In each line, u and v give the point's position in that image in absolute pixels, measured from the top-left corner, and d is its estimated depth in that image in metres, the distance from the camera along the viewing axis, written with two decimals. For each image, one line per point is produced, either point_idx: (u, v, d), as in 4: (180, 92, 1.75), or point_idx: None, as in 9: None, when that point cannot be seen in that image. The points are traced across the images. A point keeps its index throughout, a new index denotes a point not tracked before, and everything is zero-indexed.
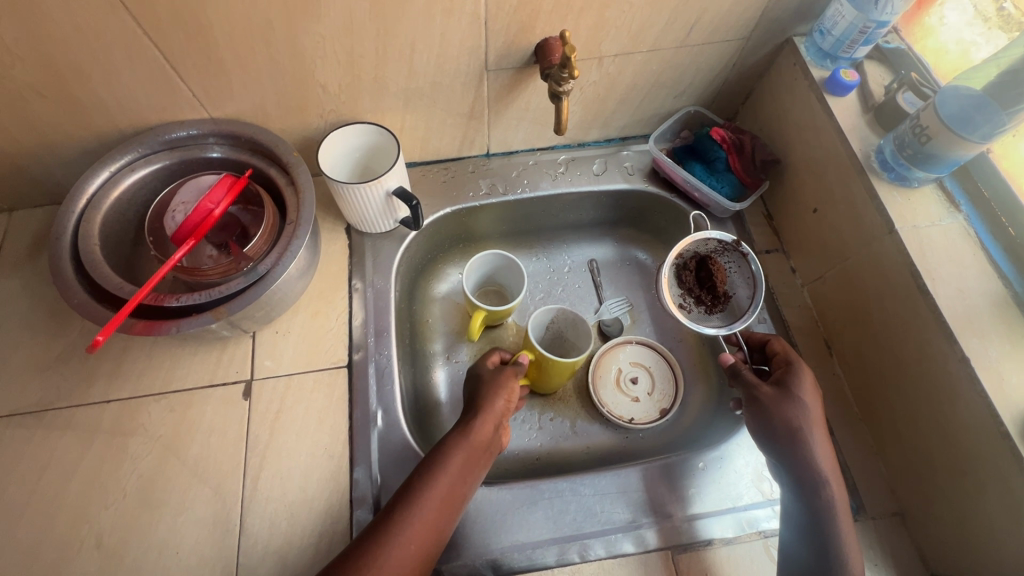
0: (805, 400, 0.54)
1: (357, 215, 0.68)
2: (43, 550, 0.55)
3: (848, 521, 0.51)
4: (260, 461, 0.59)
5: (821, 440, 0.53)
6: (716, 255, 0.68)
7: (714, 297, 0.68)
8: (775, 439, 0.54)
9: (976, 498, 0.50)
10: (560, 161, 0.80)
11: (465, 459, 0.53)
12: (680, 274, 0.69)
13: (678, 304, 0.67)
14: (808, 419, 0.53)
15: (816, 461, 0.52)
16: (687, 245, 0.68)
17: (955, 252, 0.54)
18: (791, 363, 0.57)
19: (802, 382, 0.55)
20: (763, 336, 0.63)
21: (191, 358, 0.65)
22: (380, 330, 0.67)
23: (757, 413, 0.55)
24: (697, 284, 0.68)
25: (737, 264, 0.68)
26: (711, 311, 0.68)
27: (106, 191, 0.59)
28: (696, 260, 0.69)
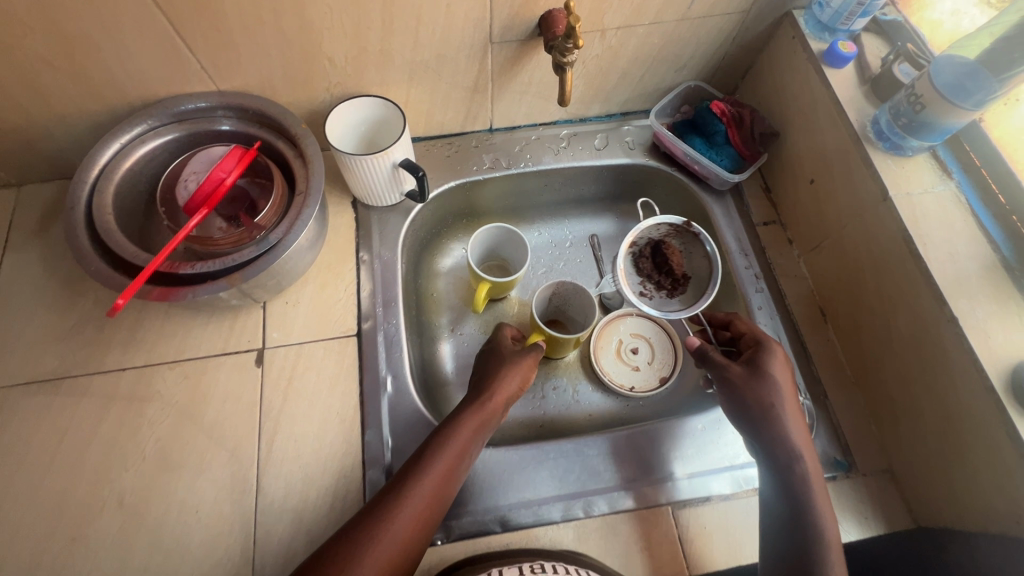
0: (773, 373, 0.56)
1: (363, 188, 0.70)
2: (67, 510, 0.57)
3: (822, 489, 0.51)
4: (275, 425, 0.61)
5: (793, 414, 0.55)
6: (669, 238, 0.72)
7: (674, 281, 0.71)
8: (746, 412, 0.55)
9: (963, 452, 0.53)
10: (563, 135, 0.81)
11: (475, 430, 0.56)
12: (638, 262, 0.72)
13: (638, 293, 0.71)
14: (780, 394, 0.55)
15: (789, 435, 0.54)
16: (640, 234, 0.72)
17: (946, 218, 0.56)
18: (760, 341, 0.59)
19: (768, 356, 0.57)
20: (726, 316, 0.65)
21: (204, 327, 0.66)
22: (388, 300, 0.69)
23: (729, 391, 0.57)
24: (655, 269, 0.72)
25: (690, 244, 0.71)
26: (673, 293, 0.71)
27: (118, 162, 0.60)
28: (651, 247, 0.72)
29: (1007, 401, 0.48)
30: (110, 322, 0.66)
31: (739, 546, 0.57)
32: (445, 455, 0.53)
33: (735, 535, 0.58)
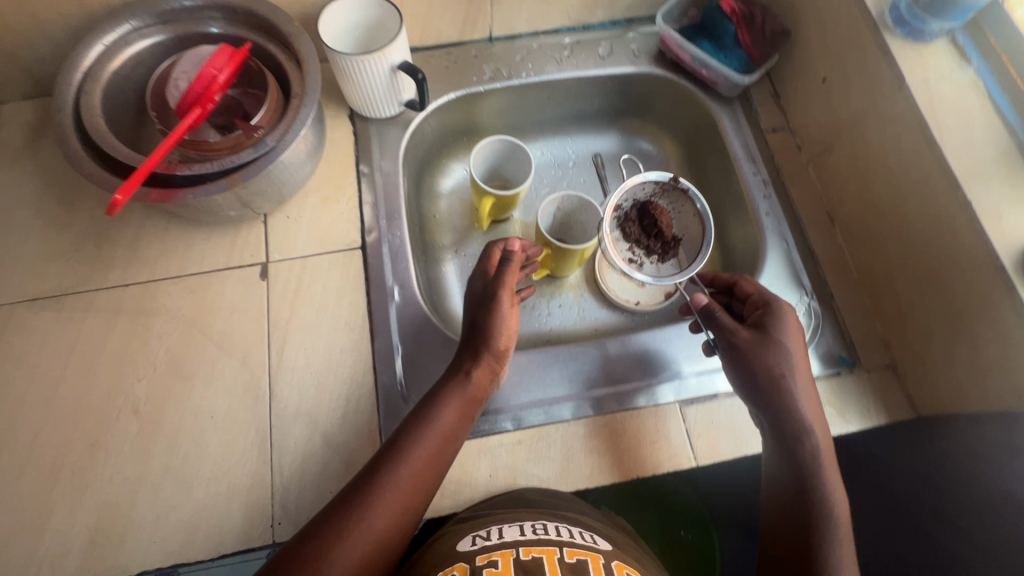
0: (785, 344, 0.53)
1: (361, 95, 0.67)
2: (83, 418, 0.58)
3: (832, 466, 0.50)
4: (283, 336, 0.61)
5: (803, 386, 0.52)
6: (655, 198, 0.66)
7: (664, 244, 0.66)
8: (754, 383, 0.53)
9: (971, 336, 0.54)
10: (565, 44, 0.78)
11: (458, 408, 0.52)
12: (624, 228, 0.65)
13: (630, 261, 0.64)
14: (789, 365, 0.52)
15: (798, 407, 0.52)
16: (624, 195, 0.65)
17: (963, 102, 0.55)
18: (769, 304, 0.55)
19: (782, 325, 0.53)
20: (730, 277, 0.60)
21: (205, 243, 0.65)
22: (391, 213, 0.68)
23: (737, 360, 0.54)
24: (643, 234, 0.66)
25: (678, 202, 0.66)
26: (664, 258, 0.66)
27: (103, 63, 0.58)
28: (636, 209, 0.66)
29: (1016, 279, 0.49)
30: (108, 239, 0.65)
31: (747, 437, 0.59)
32: (436, 434, 0.49)
33: (742, 427, 0.59)
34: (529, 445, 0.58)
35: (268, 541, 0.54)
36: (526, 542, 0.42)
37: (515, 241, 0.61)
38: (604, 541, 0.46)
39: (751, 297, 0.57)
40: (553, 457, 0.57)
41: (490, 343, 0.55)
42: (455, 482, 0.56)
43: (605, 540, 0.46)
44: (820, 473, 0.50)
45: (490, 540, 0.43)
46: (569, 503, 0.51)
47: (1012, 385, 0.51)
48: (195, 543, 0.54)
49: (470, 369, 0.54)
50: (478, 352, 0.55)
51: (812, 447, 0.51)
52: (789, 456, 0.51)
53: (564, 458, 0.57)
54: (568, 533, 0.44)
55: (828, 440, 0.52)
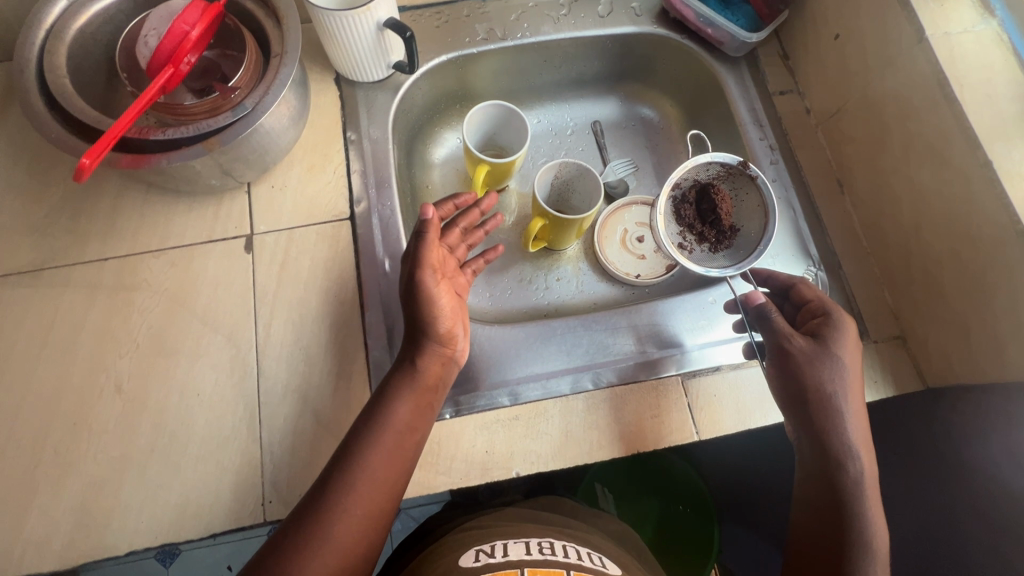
0: (842, 359, 0.49)
1: (346, 57, 0.63)
2: (65, 397, 0.56)
3: (875, 495, 0.47)
4: (271, 310, 0.59)
5: (853, 404, 0.49)
6: (718, 181, 0.63)
7: (718, 233, 0.63)
8: (803, 396, 0.49)
9: (986, 306, 0.51)
10: (563, 2, 0.73)
11: (412, 403, 0.49)
12: (679, 208, 0.63)
13: (678, 245, 0.62)
14: (842, 382, 0.49)
15: (845, 427, 0.49)
16: (687, 174, 0.62)
17: (986, 57, 0.52)
18: (829, 313, 0.52)
19: (841, 339, 0.50)
20: (787, 279, 0.56)
21: (186, 215, 0.62)
22: (381, 182, 0.64)
23: (786, 369, 0.50)
24: (698, 218, 0.63)
25: (741, 189, 0.63)
26: (716, 249, 0.63)
27: (67, 19, 0.54)
28: (695, 191, 0.63)
29: None
30: (85, 211, 0.62)
31: (751, 410, 0.57)
32: (389, 433, 0.47)
33: (745, 400, 0.57)
34: (526, 421, 0.56)
35: (260, 519, 0.53)
36: (531, 561, 0.44)
37: (429, 208, 0.52)
38: (613, 563, 0.48)
39: (809, 304, 0.53)
40: (551, 432, 0.56)
41: (428, 330, 0.51)
42: (449, 458, 0.54)
43: (614, 563, 0.48)
44: (861, 498, 0.47)
45: (493, 556, 0.45)
46: (576, 526, 0.54)
47: None
48: (184, 523, 0.52)
49: (416, 359, 0.51)
50: (420, 340, 0.51)
51: (855, 471, 0.48)
52: (821, 474, 0.48)
53: (563, 434, 0.56)
54: (576, 554, 0.47)
55: (872, 463, 0.49)
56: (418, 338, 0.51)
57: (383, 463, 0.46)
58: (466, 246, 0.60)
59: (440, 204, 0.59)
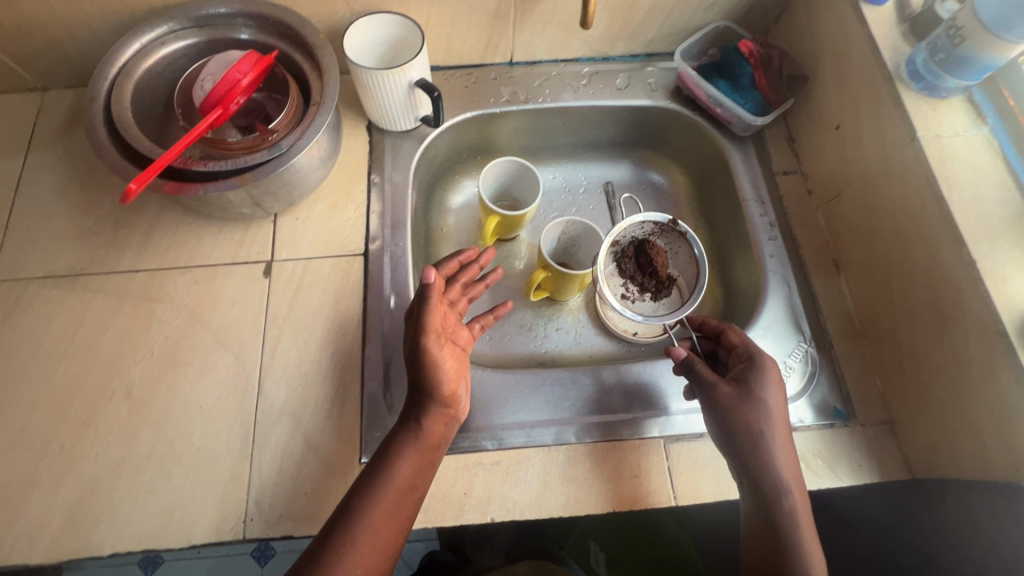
0: (766, 400, 0.52)
1: (378, 108, 0.69)
2: (79, 396, 0.59)
3: (810, 530, 0.50)
4: (278, 333, 0.63)
5: (780, 442, 0.52)
6: (653, 237, 0.67)
7: (658, 283, 0.66)
8: (734, 438, 0.52)
9: (971, 401, 0.52)
10: (584, 73, 0.79)
11: (416, 462, 0.51)
12: (620, 262, 0.66)
13: (621, 296, 0.66)
14: (768, 422, 0.51)
15: (776, 465, 0.51)
16: (623, 232, 0.66)
17: (975, 160, 0.54)
18: (752, 357, 0.54)
19: (763, 382, 0.52)
20: (717, 325, 0.59)
21: (215, 237, 0.67)
22: (396, 223, 0.69)
23: (715, 413, 0.53)
24: (638, 271, 0.66)
25: (675, 243, 0.66)
26: (657, 296, 0.67)
27: (138, 59, 0.61)
28: (634, 247, 0.66)
29: (1018, 345, 0.47)
30: (126, 224, 0.67)
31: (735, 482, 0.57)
32: (390, 492, 0.49)
33: (727, 470, 0.58)
34: (507, 466, 0.57)
35: (239, 535, 0.54)
36: None
37: (431, 271, 0.53)
38: None
39: (736, 348, 0.56)
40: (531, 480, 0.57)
41: (434, 392, 0.53)
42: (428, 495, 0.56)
43: None
44: (796, 533, 0.49)
45: None
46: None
47: (1008, 455, 0.49)
48: (168, 530, 0.54)
49: (422, 419, 0.53)
50: (426, 402, 0.53)
51: (789, 506, 0.50)
52: (762, 517, 0.50)
53: (541, 483, 0.57)
54: None
55: (805, 499, 0.51)
56: (424, 399, 0.53)
57: (379, 532, 0.47)
58: (468, 300, 0.63)
59: (443, 262, 0.62)
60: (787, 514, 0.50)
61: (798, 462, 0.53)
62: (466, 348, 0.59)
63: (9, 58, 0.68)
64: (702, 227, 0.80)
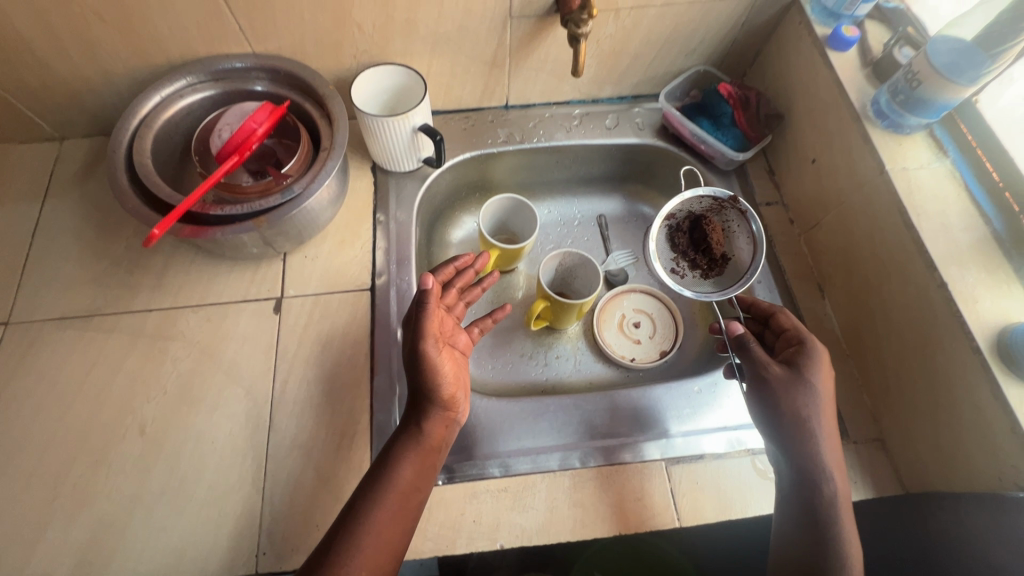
0: (815, 385, 0.53)
1: (383, 151, 0.73)
2: (92, 434, 0.60)
3: (848, 517, 0.51)
4: (289, 368, 0.64)
5: (827, 429, 0.53)
6: (710, 213, 0.71)
7: (710, 260, 0.70)
8: (780, 419, 0.53)
9: (954, 416, 0.54)
10: (575, 114, 0.84)
11: (418, 466, 0.53)
12: (673, 236, 0.71)
13: (671, 269, 0.70)
14: (816, 407, 0.53)
15: (818, 449, 0.53)
16: (680, 206, 0.70)
17: (939, 190, 0.59)
18: (802, 343, 0.56)
19: (813, 366, 0.54)
20: (769, 308, 0.62)
21: (227, 276, 0.70)
22: (401, 259, 0.72)
23: (762, 393, 0.55)
24: (691, 246, 0.71)
25: (733, 220, 0.70)
26: (707, 274, 0.70)
27: (157, 111, 0.65)
28: (689, 222, 0.71)
29: (991, 361, 0.50)
30: (140, 266, 0.70)
31: (735, 504, 0.59)
32: (394, 495, 0.50)
33: (727, 492, 0.59)
34: (514, 493, 0.59)
35: (252, 570, 0.55)
36: None
37: (429, 277, 0.56)
38: None
39: (787, 332, 0.58)
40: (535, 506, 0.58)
41: (434, 397, 0.55)
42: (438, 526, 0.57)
43: None
44: (835, 519, 0.50)
45: None
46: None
47: (990, 466, 0.51)
48: (180, 567, 0.55)
49: (423, 422, 0.55)
50: (425, 406, 0.55)
51: (828, 490, 0.52)
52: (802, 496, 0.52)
53: (548, 508, 0.58)
54: None
55: (845, 486, 0.53)
56: (425, 403, 0.55)
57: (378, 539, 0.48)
58: (464, 303, 0.67)
59: (440, 267, 0.65)
60: (827, 496, 0.51)
61: (841, 453, 0.54)
62: (464, 351, 0.62)
63: (32, 111, 0.72)
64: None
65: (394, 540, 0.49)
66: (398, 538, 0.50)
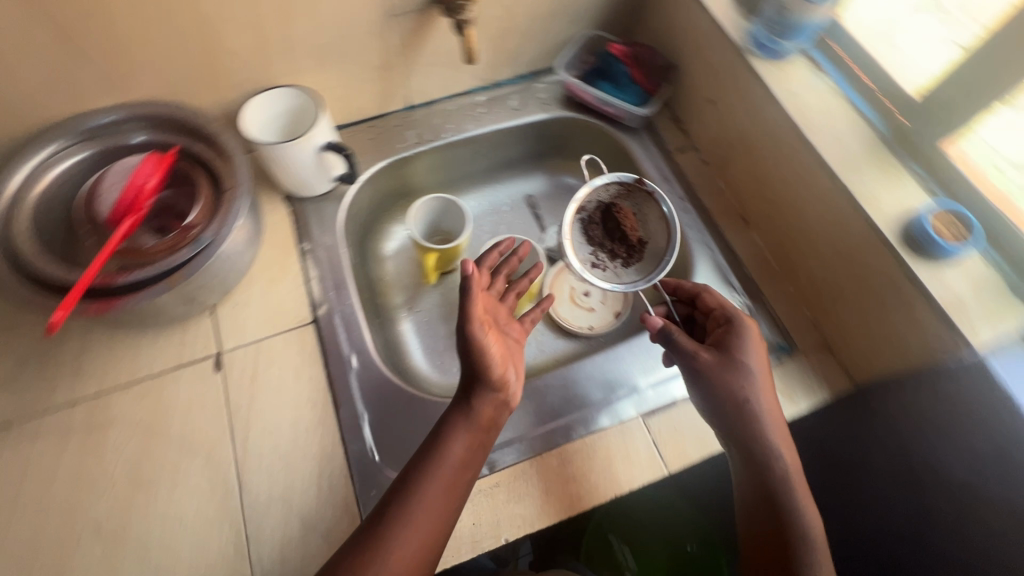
0: (747, 366, 0.56)
1: (292, 178, 0.70)
2: (41, 551, 0.55)
3: (804, 492, 0.52)
4: (246, 424, 0.61)
5: (767, 407, 0.55)
6: (619, 200, 0.68)
7: (629, 248, 0.66)
8: (720, 407, 0.55)
9: (882, 308, 0.59)
10: (480, 102, 0.84)
11: (469, 442, 0.52)
12: (588, 229, 0.67)
13: (591, 263, 0.65)
14: (751, 387, 0.55)
15: (763, 427, 0.54)
16: (589, 197, 0.67)
17: (826, 106, 0.63)
18: (728, 323, 0.59)
19: (742, 346, 0.57)
20: (694, 289, 0.64)
21: (153, 345, 0.64)
22: (339, 284, 0.70)
23: (700, 383, 0.57)
24: (606, 237, 0.67)
25: (642, 204, 0.68)
26: (628, 263, 0.66)
27: (27, 187, 0.58)
28: (601, 212, 0.68)
29: (902, 251, 0.55)
30: (50, 358, 0.63)
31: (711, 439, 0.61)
32: (442, 472, 0.50)
33: (705, 429, 0.62)
34: (507, 485, 0.59)
35: None
36: None
37: (471, 262, 0.54)
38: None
39: (715, 313, 0.61)
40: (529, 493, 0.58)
41: (486, 377, 0.53)
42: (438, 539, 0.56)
43: None
44: (792, 496, 0.52)
45: None
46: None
47: (921, 345, 0.56)
48: None
49: (473, 401, 0.53)
50: (477, 387, 0.53)
51: (781, 469, 0.53)
52: (756, 481, 0.53)
53: (543, 491, 0.59)
54: None
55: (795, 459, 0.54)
56: (475, 383, 0.53)
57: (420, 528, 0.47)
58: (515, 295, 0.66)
59: (484, 255, 0.66)
60: (779, 475, 0.52)
61: (788, 431, 0.56)
62: (519, 339, 0.61)
63: None
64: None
65: (435, 534, 0.48)
66: (440, 533, 0.48)
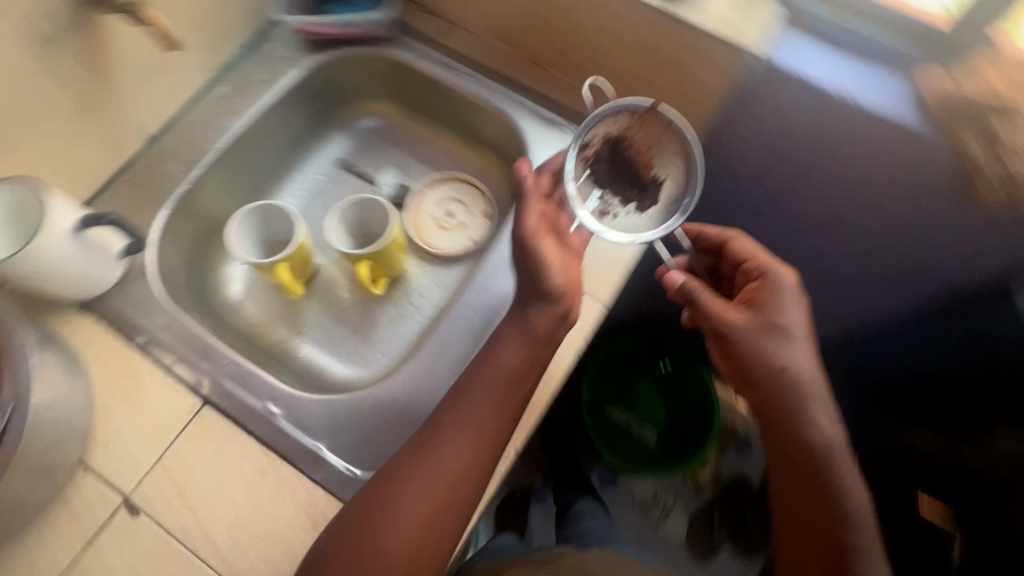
0: (793, 349, 0.58)
1: (69, 283, 0.57)
2: None
3: (843, 456, 0.59)
4: (207, 537, 0.54)
5: (807, 372, 0.59)
6: (629, 131, 0.61)
7: (642, 189, 0.61)
8: (758, 369, 0.58)
9: (682, 67, 0.63)
10: (223, 93, 0.74)
11: (524, 357, 0.56)
12: (589, 157, 0.61)
13: (586, 198, 0.60)
14: (793, 362, 0.58)
15: (797, 385, 0.58)
16: (596, 129, 0.61)
17: None
18: (766, 282, 0.60)
19: (782, 312, 0.58)
20: (720, 237, 0.66)
21: (42, 545, 0.52)
22: (205, 351, 0.61)
23: (731, 341, 0.58)
24: (616, 179, 0.61)
25: (667, 155, 0.60)
26: (643, 207, 0.60)
27: None
28: (608, 147, 0.61)
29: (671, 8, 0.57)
30: None
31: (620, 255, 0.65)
32: (488, 402, 0.55)
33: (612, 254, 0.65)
34: None
35: None
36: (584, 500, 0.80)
37: (524, 163, 0.59)
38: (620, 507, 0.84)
39: (751, 266, 0.62)
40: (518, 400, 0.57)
41: (543, 289, 0.56)
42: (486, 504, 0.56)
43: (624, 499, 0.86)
44: (833, 465, 0.58)
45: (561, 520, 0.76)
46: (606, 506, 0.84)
47: (723, 77, 0.61)
48: None
49: (529, 315, 0.57)
50: (534, 300, 0.57)
51: (818, 437, 0.59)
52: (802, 455, 0.59)
53: None
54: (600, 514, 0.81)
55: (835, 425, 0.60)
56: (532, 297, 0.57)
57: (465, 441, 0.53)
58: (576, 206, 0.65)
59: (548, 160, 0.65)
60: (806, 423, 0.59)
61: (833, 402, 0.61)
62: (580, 250, 0.62)
63: None
64: (433, 126, 0.84)
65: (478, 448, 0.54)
66: (487, 447, 0.54)
